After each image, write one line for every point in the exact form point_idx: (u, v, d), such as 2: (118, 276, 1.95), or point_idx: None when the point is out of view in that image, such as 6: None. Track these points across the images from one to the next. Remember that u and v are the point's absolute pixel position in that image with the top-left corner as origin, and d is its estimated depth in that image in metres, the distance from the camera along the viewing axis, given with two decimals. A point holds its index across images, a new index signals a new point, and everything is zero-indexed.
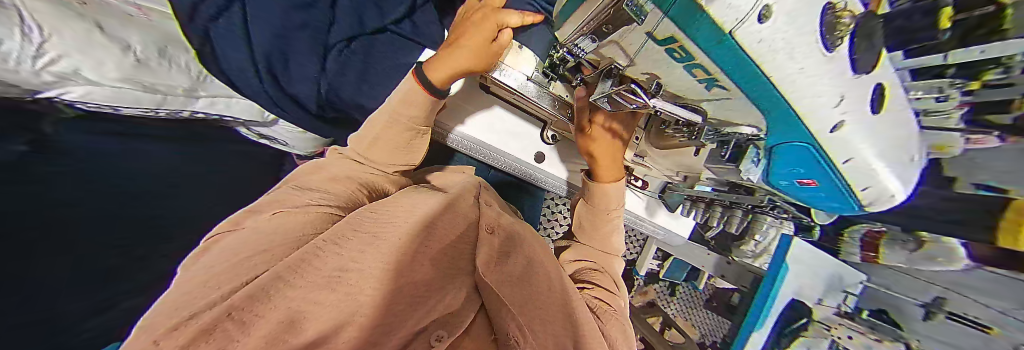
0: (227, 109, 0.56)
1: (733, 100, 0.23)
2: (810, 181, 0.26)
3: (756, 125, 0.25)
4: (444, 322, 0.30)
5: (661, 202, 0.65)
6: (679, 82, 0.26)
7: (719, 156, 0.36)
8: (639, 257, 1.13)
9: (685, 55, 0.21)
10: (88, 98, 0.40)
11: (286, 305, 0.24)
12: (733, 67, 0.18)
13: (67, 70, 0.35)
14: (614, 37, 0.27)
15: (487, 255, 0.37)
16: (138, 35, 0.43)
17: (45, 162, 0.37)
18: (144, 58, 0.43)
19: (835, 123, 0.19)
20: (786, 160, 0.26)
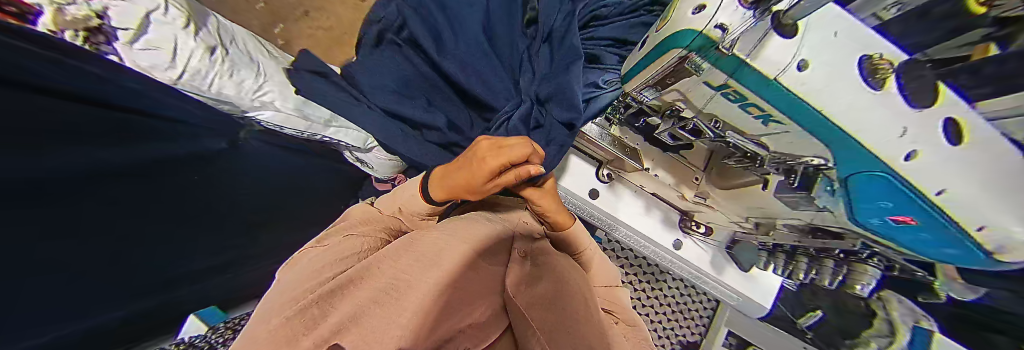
0: (343, 137, 0.70)
1: (793, 133, 0.22)
2: (905, 219, 0.21)
3: (820, 155, 0.23)
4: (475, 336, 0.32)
5: (730, 258, 0.57)
6: (732, 117, 0.27)
7: (787, 185, 0.32)
8: (705, 341, 0.92)
9: (739, 96, 0.23)
10: (271, 120, 0.57)
11: (355, 298, 0.30)
12: (787, 108, 0.20)
13: (266, 98, 0.54)
14: (670, 87, 0.31)
15: (516, 278, 0.38)
16: (313, 84, 0.64)
17: (206, 160, 0.49)
18: (310, 96, 0.61)
19: (905, 152, 0.17)
20: (866, 193, 0.21)
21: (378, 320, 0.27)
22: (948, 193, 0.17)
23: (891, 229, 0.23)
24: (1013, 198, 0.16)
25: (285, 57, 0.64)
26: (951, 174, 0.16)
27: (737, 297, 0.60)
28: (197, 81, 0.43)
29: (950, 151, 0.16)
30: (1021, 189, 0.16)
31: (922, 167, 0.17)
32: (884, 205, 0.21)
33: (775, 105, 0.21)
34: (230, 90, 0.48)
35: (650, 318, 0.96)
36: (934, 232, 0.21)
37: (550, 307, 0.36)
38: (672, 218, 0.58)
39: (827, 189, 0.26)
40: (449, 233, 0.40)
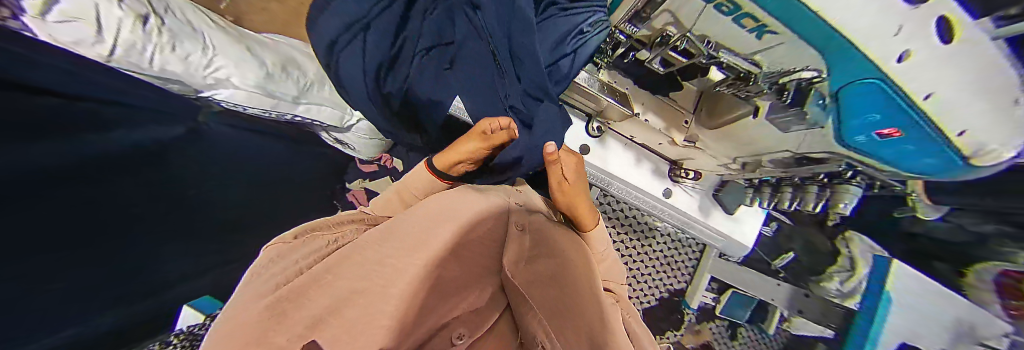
0: (317, 115, 0.67)
1: (787, 43, 0.25)
2: (892, 131, 0.27)
3: (814, 65, 0.25)
4: (467, 320, 0.33)
5: (716, 202, 0.61)
6: (722, 34, 0.29)
7: (780, 104, 0.34)
8: (690, 287, 1.02)
9: (732, 6, 0.23)
10: (229, 99, 0.52)
11: (335, 288, 0.27)
12: (785, 13, 0.21)
13: (222, 75, 0.49)
14: (664, 6, 0.30)
15: (515, 255, 0.39)
16: (270, 56, 0.57)
17: (179, 147, 0.46)
18: (272, 71, 0.56)
19: (899, 53, 0.20)
20: (859, 104, 0.26)
21: (362, 309, 0.26)
22: (935, 95, 0.22)
23: (874, 130, 0.28)
24: (983, 90, 0.21)
25: (233, 26, 0.57)
26: (940, 74, 0.21)
27: (721, 239, 0.64)
28: (135, 57, 0.37)
29: (938, 48, 0.20)
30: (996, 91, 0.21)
31: (916, 64, 0.21)
32: (879, 105, 0.25)
33: (772, 11, 0.21)
34: (176, 66, 0.42)
35: (640, 271, 1.02)
36: (916, 138, 0.27)
37: (554, 283, 0.39)
38: (661, 168, 0.60)
39: (818, 103, 0.30)
40: (433, 217, 0.38)
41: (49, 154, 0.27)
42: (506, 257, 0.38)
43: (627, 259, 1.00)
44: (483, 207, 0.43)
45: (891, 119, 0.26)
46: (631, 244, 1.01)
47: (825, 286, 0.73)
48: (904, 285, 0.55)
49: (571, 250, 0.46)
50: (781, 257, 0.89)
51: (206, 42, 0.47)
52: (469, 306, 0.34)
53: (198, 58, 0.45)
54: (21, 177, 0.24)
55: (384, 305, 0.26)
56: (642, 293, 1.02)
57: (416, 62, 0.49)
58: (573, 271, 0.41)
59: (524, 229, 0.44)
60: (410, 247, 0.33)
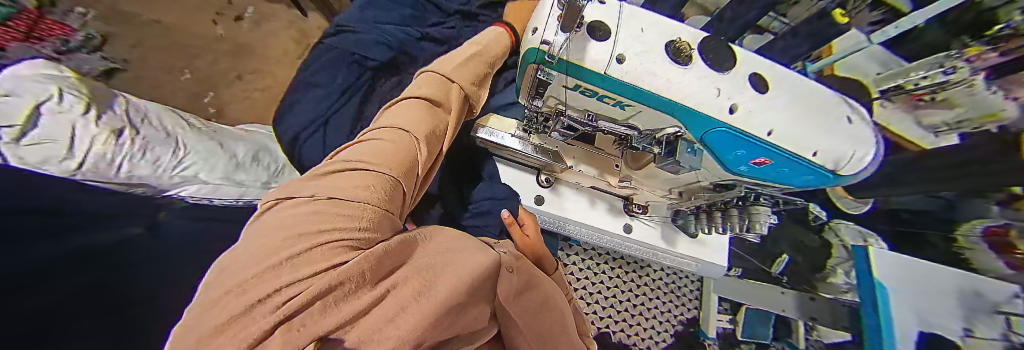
0: None
1: (644, 111, 0.30)
2: (765, 161, 0.28)
3: (676, 125, 0.30)
4: (465, 337, 0.29)
5: (678, 229, 0.61)
6: (599, 109, 0.33)
7: (659, 158, 0.34)
8: (702, 314, 0.95)
9: (592, 92, 0.30)
10: (197, 193, 0.53)
11: (372, 279, 0.22)
12: (630, 92, 0.28)
13: (190, 173, 0.51)
14: (547, 94, 0.34)
15: (508, 287, 0.34)
16: (243, 148, 0.62)
17: (147, 240, 0.44)
18: (241, 162, 0.59)
19: (730, 106, 0.27)
20: (723, 147, 0.29)
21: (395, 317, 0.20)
22: (773, 132, 0.26)
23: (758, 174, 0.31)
24: (797, 109, 0.27)
25: (208, 126, 0.62)
26: (765, 113, 0.27)
27: (696, 263, 0.64)
28: (102, 168, 0.40)
29: (746, 103, 0.27)
30: (815, 115, 0.27)
31: (741, 118, 0.27)
32: (738, 153, 0.29)
33: (616, 91, 0.28)
34: (144, 169, 0.46)
35: (645, 305, 0.95)
36: (786, 164, 0.28)
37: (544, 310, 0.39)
38: (617, 205, 0.62)
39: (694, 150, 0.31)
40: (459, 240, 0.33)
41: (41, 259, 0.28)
42: (506, 285, 0.34)
43: (629, 294, 0.95)
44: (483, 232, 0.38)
45: (761, 160, 0.28)
46: (628, 278, 0.97)
47: (829, 281, 0.83)
48: (890, 274, 0.65)
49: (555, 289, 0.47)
50: (778, 262, 0.89)
51: (180, 146, 0.52)
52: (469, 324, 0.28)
53: (168, 161, 0.49)
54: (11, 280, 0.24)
55: (399, 320, 0.20)
56: (653, 331, 0.94)
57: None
58: (559, 303, 0.43)
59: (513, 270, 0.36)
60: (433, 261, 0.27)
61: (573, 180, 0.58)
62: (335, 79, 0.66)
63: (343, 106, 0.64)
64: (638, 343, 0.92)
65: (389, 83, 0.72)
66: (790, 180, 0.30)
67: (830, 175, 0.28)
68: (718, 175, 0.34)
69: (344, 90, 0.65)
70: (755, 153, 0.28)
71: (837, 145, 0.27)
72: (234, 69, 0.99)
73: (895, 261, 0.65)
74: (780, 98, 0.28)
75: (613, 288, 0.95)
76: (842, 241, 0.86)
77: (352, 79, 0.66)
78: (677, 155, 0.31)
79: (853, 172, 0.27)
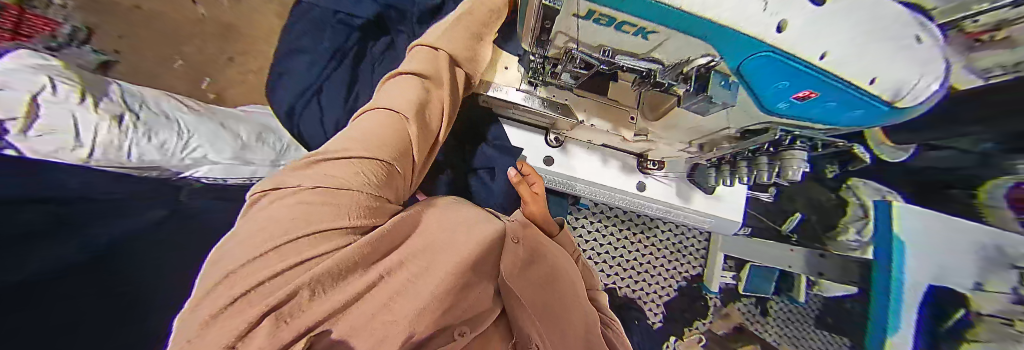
0: None
1: (671, 37, 0.23)
2: (808, 93, 0.22)
3: (709, 52, 0.23)
4: (471, 321, 0.32)
5: (693, 185, 0.59)
6: (619, 42, 0.27)
7: (689, 93, 0.31)
8: (707, 271, 0.98)
9: (608, 19, 0.23)
10: (209, 174, 0.54)
11: (348, 286, 0.23)
12: (652, 14, 0.20)
13: (198, 155, 0.52)
14: (557, 31, 0.29)
15: (512, 257, 0.35)
16: (245, 126, 0.60)
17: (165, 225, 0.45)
18: (247, 141, 0.58)
19: (778, 23, 0.18)
20: (761, 79, 0.23)
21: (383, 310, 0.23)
22: (828, 55, 0.19)
23: (798, 109, 0.24)
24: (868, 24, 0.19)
25: (208, 107, 0.60)
26: (823, 38, 0.19)
27: (711, 220, 0.63)
28: (112, 154, 0.42)
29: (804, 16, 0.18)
30: (888, 29, 0.19)
31: (793, 37, 0.19)
32: (781, 84, 0.22)
33: (638, 13, 0.20)
34: (153, 154, 0.46)
35: (652, 264, 0.98)
36: (834, 96, 0.22)
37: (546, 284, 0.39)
38: (629, 163, 0.59)
39: (725, 82, 0.27)
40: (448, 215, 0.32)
41: (62, 253, 0.30)
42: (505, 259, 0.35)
43: (636, 254, 0.98)
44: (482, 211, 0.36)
45: (805, 93, 0.22)
46: (637, 238, 0.99)
47: (839, 240, 0.74)
48: (908, 228, 0.57)
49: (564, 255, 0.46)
50: (790, 220, 0.87)
51: (183, 127, 0.51)
52: (472, 305, 0.31)
53: (177, 143, 0.49)
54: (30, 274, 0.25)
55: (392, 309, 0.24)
56: (658, 286, 0.98)
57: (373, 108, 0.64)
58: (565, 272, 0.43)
59: (518, 240, 0.36)
60: (416, 247, 0.28)
61: (583, 136, 0.56)
62: (320, 42, 0.63)
63: (333, 74, 0.63)
64: (643, 297, 0.97)
65: (380, 44, 0.68)
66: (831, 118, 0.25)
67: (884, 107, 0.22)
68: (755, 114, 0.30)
69: (332, 54, 0.63)
70: (801, 85, 0.22)
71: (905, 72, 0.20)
72: (224, 51, 0.95)
73: (918, 214, 0.58)
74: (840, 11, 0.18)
75: (620, 248, 0.97)
76: (860, 200, 0.75)
77: (339, 41, 0.64)
78: (709, 88, 0.28)
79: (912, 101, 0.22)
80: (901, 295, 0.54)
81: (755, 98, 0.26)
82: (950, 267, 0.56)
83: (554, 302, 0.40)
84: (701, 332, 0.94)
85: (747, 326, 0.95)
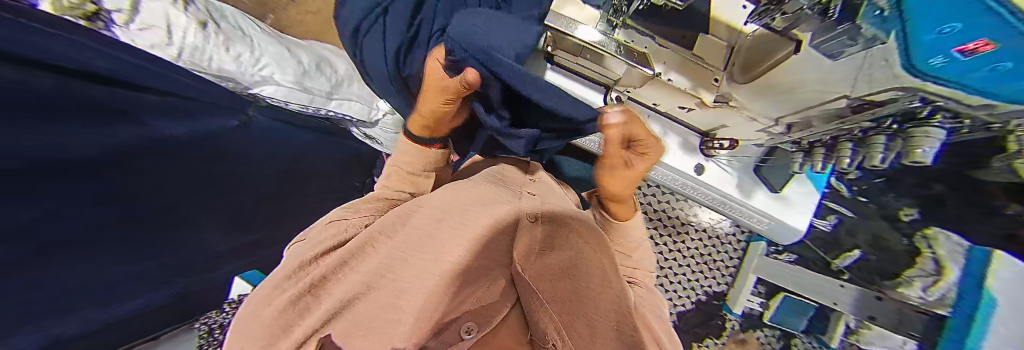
0: (348, 110, 0.71)
1: None
2: (984, 44, 0.18)
3: None
4: (479, 311, 0.35)
5: (758, 182, 0.60)
6: None
7: (825, 25, 0.28)
8: (732, 290, 0.92)
9: None
10: (272, 95, 0.57)
11: (353, 280, 0.33)
12: None
13: (267, 73, 0.56)
14: None
15: (527, 245, 0.38)
16: (309, 55, 0.65)
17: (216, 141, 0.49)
18: (308, 68, 0.62)
19: None
20: (926, 10, 0.18)
21: (375, 306, 0.32)
22: None
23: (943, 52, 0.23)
24: None
25: (279, 34, 0.63)
26: None
27: (770, 221, 0.63)
28: (198, 60, 0.45)
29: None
30: None
31: None
32: (948, 28, 0.18)
33: None
34: (230, 66, 0.50)
35: (672, 270, 0.95)
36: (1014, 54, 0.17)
37: (566, 277, 0.38)
38: (690, 142, 0.61)
39: (875, 13, 0.23)
40: (449, 205, 0.39)
41: (136, 134, 0.34)
42: (515, 249, 0.37)
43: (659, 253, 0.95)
44: (495, 195, 0.43)
45: (978, 43, 0.18)
46: (662, 238, 0.96)
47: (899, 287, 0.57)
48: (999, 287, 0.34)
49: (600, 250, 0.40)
50: (844, 255, 0.75)
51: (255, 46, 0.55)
52: (480, 299, 0.35)
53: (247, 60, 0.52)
54: (68, 156, 0.27)
55: (394, 299, 0.32)
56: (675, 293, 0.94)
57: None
58: (593, 267, 0.38)
59: (536, 220, 0.39)
60: (416, 244, 0.35)
61: (647, 96, 0.56)
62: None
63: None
64: None
65: None
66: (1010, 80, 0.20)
67: None
68: (901, 68, 0.25)
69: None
70: (972, 31, 0.17)
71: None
72: None
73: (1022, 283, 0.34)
74: None
75: None
76: (933, 250, 0.54)
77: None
78: (856, 21, 0.25)
79: None
80: None
81: (904, 42, 0.22)
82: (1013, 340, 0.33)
83: (574, 297, 0.37)
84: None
85: None
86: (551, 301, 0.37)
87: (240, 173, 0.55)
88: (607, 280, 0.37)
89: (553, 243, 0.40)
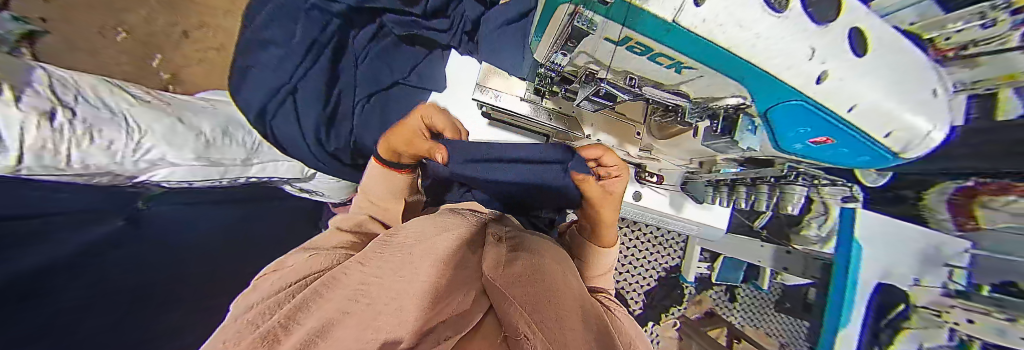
0: (275, 172, 0.64)
1: (705, 75, 0.24)
2: (825, 140, 0.24)
3: (738, 94, 0.26)
4: (453, 325, 0.23)
5: (685, 195, 0.68)
6: (651, 73, 0.29)
7: (713, 133, 0.36)
8: (684, 262, 1.00)
9: (644, 48, 0.22)
10: (170, 177, 0.49)
11: (326, 307, 0.25)
12: (705, 55, 0.19)
13: (156, 157, 0.45)
14: (578, 49, 0.29)
15: (493, 261, 0.35)
16: (210, 122, 0.55)
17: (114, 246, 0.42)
18: (213, 139, 0.53)
19: (819, 74, 0.18)
20: (786, 121, 0.24)
21: (357, 329, 0.22)
22: (857, 106, 0.20)
23: (813, 149, 0.27)
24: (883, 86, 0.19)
25: (159, 97, 0.53)
26: (854, 86, 0.19)
27: (697, 226, 0.73)
28: (47, 159, 0.34)
29: (846, 67, 0.18)
30: (898, 87, 0.20)
31: (823, 88, 0.19)
32: (802, 130, 0.24)
33: (680, 49, 0.19)
34: (98, 158, 0.39)
35: (635, 257, 0.99)
36: (848, 146, 0.24)
37: (534, 280, 0.34)
38: (628, 173, 0.64)
39: (750, 127, 0.32)
40: (420, 235, 0.38)
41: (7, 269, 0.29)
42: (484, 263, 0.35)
43: (621, 247, 0.98)
44: (466, 225, 0.43)
45: (822, 138, 0.24)
46: (621, 238, 0.98)
47: (802, 234, 0.67)
48: (874, 230, 0.50)
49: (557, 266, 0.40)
50: (760, 216, 0.79)
51: (129, 124, 0.43)
52: (456, 308, 0.26)
53: (126, 144, 0.42)
54: None
55: (370, 321, 0.23)
56: (639, 277, 1.00)
57: (356, 112, 0.58)
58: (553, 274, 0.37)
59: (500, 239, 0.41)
60: (394, 268, 0.31)
61: None
62: (293, 34, 0.51)
63: (312, 69, 0.53)
64: (625, 287, 0.99)
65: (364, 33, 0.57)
66: (840, 161, 0.27)
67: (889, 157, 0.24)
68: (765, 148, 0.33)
69: (308, 46, 0.51)
70: (822, 132, 0.23)
71: (928, 123, 0.21)
72: (177, 23, 0.84)
73: (879, 221, 0.50)
74: (870, 74, 0.19)
75: None
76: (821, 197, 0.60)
77: (314, 32, 0.52)
78: (736, 131, 0.33)
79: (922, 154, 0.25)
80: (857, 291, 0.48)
81: (773, 136, 0.28)
82: (894, 263, 0.49)
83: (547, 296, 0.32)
84: (678, 317, 1.01)
85: (718, 311, 1.03)
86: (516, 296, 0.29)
87: (168, 263, 0.48)
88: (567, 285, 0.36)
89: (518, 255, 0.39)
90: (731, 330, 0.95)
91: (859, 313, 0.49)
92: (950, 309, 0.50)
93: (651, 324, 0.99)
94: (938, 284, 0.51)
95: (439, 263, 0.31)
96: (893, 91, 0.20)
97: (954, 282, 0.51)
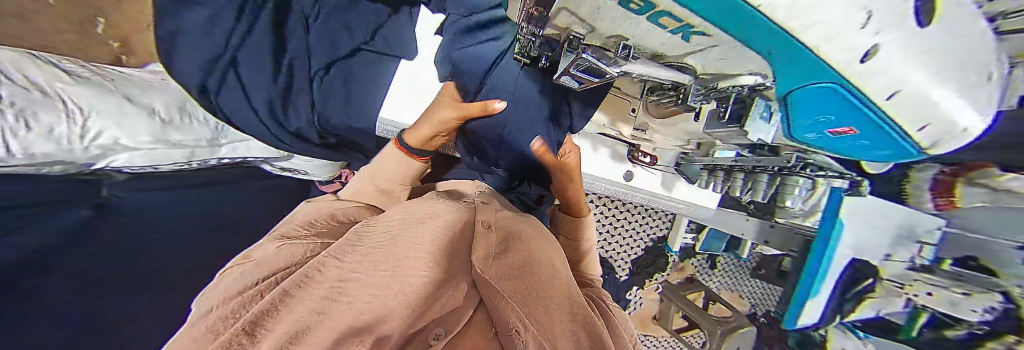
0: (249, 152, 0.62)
1: (720, 44, 0.21)
2: (849, 129, 0.25)
3: (761, 71, 0.23)
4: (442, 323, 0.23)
5: (679, 175, 0.68)
6: (656, 43, 0.25)
7: (724, 121, 0.38)
8: (671, 232, 1.03)
9: (644, 3, 0.18)
10: (130, 162, 0.47)
11: (302, 309, 0.24)
12: (723, 14, 0.15)
13: (108, 142, 0.43)
14: (557, 5, 0.24)
15: (483, 251, 0.32)
16: (163, 99, 0.50)
17: None
18: (169, 118, 0.49)
19: (870, 49, 0.15)
20: (810, 106, 0.23)
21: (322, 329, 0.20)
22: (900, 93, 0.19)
23: (831, 139, 0.28)
24: (942, 67, 0.17)
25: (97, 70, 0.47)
26: (906, 65, 0.16)
27: (690, 206, 0.75)
28: None
29: (905, 43, 0.15)
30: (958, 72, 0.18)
31: (870, 66, 0.17)
32: (826, 117, 0.25)
33: (699, 6, 0.15)
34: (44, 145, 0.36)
35: (624, 227, 1.01)
36: (870, 136, 0.25)
37: (522, 273, 0.32)
38: (621, 152, 0.64)
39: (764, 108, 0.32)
40: (403, 224, 0.38)
41: None
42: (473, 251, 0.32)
43: (611, 219, 0.99)
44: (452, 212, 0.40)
45: (847, 128, 0.25)
46: (612, 211, 0.99)
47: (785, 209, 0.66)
48: (872, 211, 0.48)
49: (546, 254, 0.40)
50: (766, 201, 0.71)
51: (69, 104, 0.39)
52: (448, 301, 0.26)
53: (69, 128, 0.38)
54: None
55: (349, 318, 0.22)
56: (627, 247, 1.04)
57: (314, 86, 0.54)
58: (539, 262, 0.36)
59: (490, 226, 0.39)
60: (374, 262, 0.30)
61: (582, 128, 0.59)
62: None
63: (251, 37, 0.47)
64: (613, 256, 1.03)
65: None
66: (862, 149, 0.28)
67: (915, 150, 0.25)
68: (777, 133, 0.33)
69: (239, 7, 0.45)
70: (846, 120, 0.23)
71: (964, 117, 0.20)
72: None
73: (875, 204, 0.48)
74: (941, 48, 0.16)
75: (598, 216, 0.98)
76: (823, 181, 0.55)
77: None
78: (748, 121, 0.34)
79: (945, 152, 0.26)
80: (826, 270, 0.50)
81: (791, 121, 0.29)
82: (873, 240, 0.50)
83: (533, 283, 0.31)
84: (661, 282, 1.07)
85: (698, 277, 1.09)
86: (506, 288, 0.27)
87: None
88: (550, 270, 0.37)
89: (511, 244, 0.37)
90: (707, 294, 1.03)
91: (828, 284, 0.51)
92: (914, 283, 0.52)
93: (634, 288, 1.06)
94: (907, 258, 0.52)
95: (427, 255, 0.31)
96: (952, 74, 0.18)
97: (922, 257, 0.52)
